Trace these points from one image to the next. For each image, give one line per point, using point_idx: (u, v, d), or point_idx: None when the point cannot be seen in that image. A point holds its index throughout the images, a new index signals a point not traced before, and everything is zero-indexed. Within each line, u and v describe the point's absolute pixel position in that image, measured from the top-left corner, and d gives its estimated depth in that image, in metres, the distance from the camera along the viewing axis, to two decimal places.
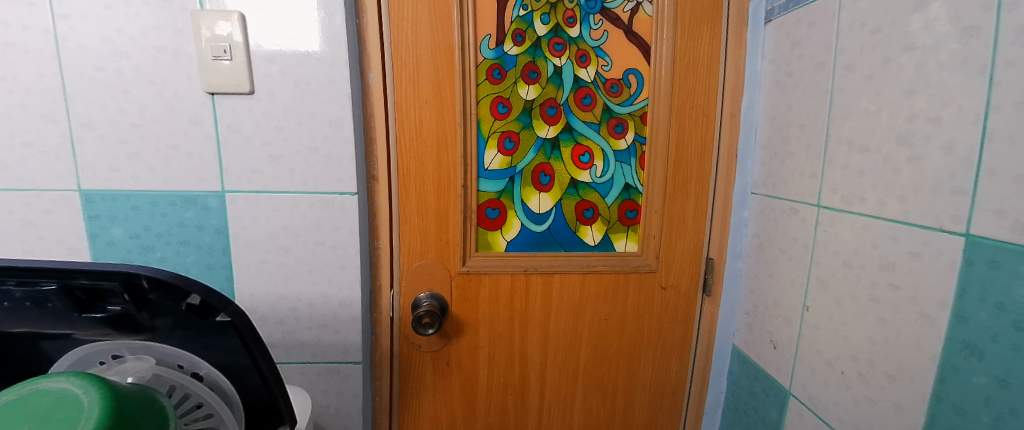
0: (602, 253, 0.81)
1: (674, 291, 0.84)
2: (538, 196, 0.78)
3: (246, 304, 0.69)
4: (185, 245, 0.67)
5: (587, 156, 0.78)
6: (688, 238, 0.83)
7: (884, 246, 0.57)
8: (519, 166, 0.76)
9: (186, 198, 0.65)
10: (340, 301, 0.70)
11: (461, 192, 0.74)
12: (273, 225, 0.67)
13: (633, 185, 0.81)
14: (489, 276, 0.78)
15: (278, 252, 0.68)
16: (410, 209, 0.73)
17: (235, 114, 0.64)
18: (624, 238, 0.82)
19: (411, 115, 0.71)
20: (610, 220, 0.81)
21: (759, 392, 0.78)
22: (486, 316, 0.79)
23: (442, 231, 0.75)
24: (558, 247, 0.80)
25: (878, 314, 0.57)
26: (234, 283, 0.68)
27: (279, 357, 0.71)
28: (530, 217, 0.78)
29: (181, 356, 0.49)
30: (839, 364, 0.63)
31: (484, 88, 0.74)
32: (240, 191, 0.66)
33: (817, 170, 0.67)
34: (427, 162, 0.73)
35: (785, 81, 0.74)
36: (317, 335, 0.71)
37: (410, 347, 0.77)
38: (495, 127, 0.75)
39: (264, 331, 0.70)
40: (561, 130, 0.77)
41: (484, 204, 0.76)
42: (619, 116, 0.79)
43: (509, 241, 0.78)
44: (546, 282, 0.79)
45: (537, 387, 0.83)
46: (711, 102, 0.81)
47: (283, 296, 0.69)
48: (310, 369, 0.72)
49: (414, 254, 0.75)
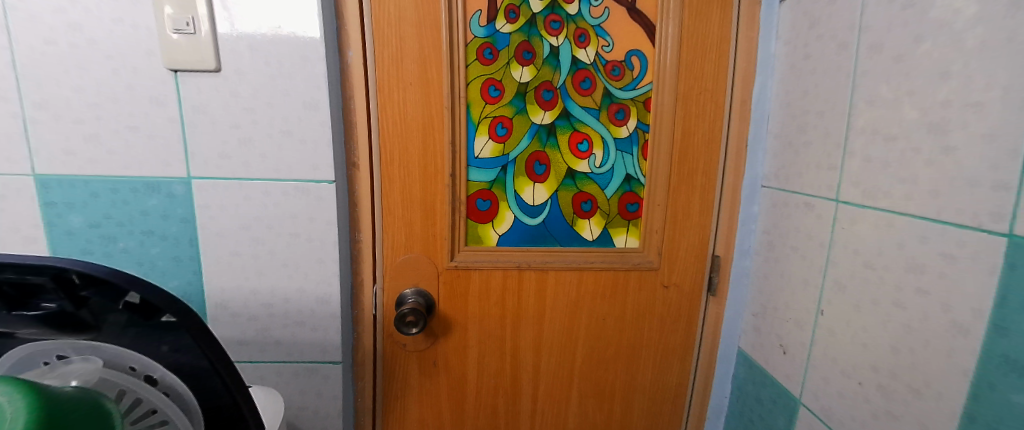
0: (601, 249, 0.75)
1: (677, 289, 0.79)
2: (532, 188, 0.72)
3: (215, 300, 0.64)
4: (149, 236, 0.62)
5: (585, 144, 0.73)
6: (693, 234, 0.78)
7: (912, 246, 0.51)
8: (512, 154, 0.71)
9: (149, 185, 0.60)
10: (318, 297, 0.65)
11: (449, 181, 0.68)
12: (245, 215, 0.62)
13: (635, 176, 0.75)
14: (479, 272, 0.72)
15: (250, 244, 0.63)
16: (393, 200, 0.68)
17: (201, 93, 0.59)
18: (625, 233, 0.76)
19: (395, 98, 0.66)
20: (609, 214, 0.75)
21: (765, 399, 0.73)
22: (475, 315, 0.73)
23: (429, 223, 0.70)
24: (553, 243, 0.74)
25: (903, 320, 0.52)
26: (204, 276, 0.63)
27: (253, 356, 0.66)
28: (524, 210, 0.73)
29: (133, 358, 0.42)
30: (857, 374, 0.57)
31: (475, 69, 0.68)
32: (208, 178, 0.61)
33: (837, 162, 0.62)
34: (412, 149, 0.67)
35: (802, 65, 0.69)
36: (293, 334, 0.66)
37: (395, 346, 0.72)
38: (486, 112, 0.69)
39: (236, 328, 0.65)
40: (558, 116, 0.71)
41: (473, 195, 0.71)
42: (620, 102, 0.73)
43: (501, 235, 0.73)
44: (541, 279, 0.74)
45: (530, 390, 0.78)
46: (720, 87, 0.75)
47: (255, 292, 0.64)
48: (286, 369, 0.67)
49: (398, 248, 0.70)
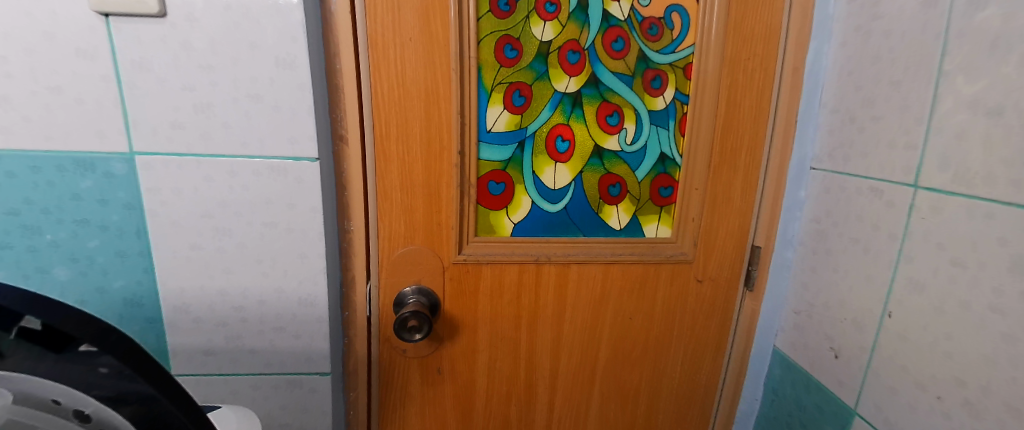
0: (629, 239, 0.66)
1: (712, 284, 0.70)
2: (553, 168, 0.61)
3: (174, 303, 0.52)
4: (84, 225, 0.49)
5: (615, 117, 0.62)
6: (732, 222, 0.69)
7: (1019, 242, 0.43)
8: (531, 128, 0.60)
9: (80, 162, 0.47)
10: (300, 299, 0.54)
11: (456, 161, 0.57)
12: (205, 200, 0.50)
13: (670, 155, 0.65)
14: (492, 267, 0.62)
15: (213, 235, 0.51)
16: (390, 182, 0.56)
17: (143, 44, 0.45)
18: (656, 221, 0.67)
19: (391, 56, 0.53)
20: (639, 199, 0.65)
21: (809, 406, 0.66)
22: (486, 315, 0.64)
23: (432, 209, 0.58)
24: (576, 232, 0.64)
25: (1001, 328, 0.44)
26: (157, 275, 0.51)
27: (222, 368, 0.55)
28: (543, 194, 0.62)
29: (33, 388, 0.25)
30: (936, 387, 0.50)
31: (488, 23, 0.56)
32: (157, 154, 0.48)
33: (918, 141, 0.52)
34: (413, 120, 0.55)
35: (871, 26, 0.58)
36: (271, 341, 0.55)
37: (393, 353, 0.62)
38: (501, 77, 0.57)
39: (201, 335, 0.54)
40: (585, 83, 0.60)
41: (485, 176, 0.60)
42: (657, 67, 0.62)
43: (516, 224, 0.62)
44: (561, 274, 0.64)
45: (546, 397, 0.69)
46: (770, 52, 0.65)
47: (222, 293, 0.53)
48: (264, 382, 0.57)
49: (396, 239, 0.59)
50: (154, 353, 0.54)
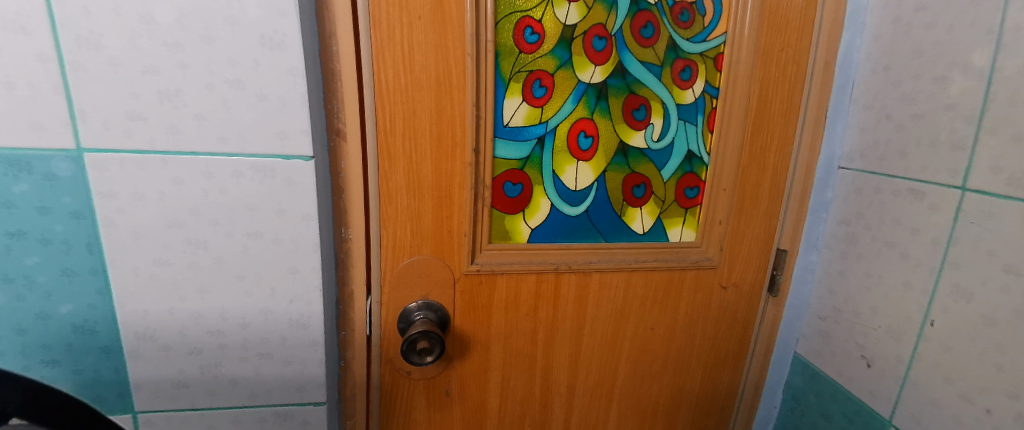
0: (653, 244, 0.61)
1: (735, 290, 0.66)
2: (575, 167, 0.55)
3: (136, 330, 0.44)
4: (19, 239, 0.40)
5: (642, 111, 0.56)
6: (759, 224, 0.65)
7: None
8: (552, 122, 0.53)
9: (11, 161, 0.38)
10: (290, 320, 0.47)
11: (471, 159, 0.50)
12: (172, 207, 0.41)
13: (697, 153, 0.60)
14: (507, 277, 0.56)
15: (183, 249, 0.42)
16: (396, 183, 0.49)
17: (90, 15, 0.36)
18: (681, 224, 0.62)
19: (397, 38, 0.45)
20: (664, 201, 0.60)
21: (836, 416, 0.63)
22: (500, 330, 0.58)
23: (443, 214, 0.52)
24: (597, 238, 0.59)
25: None
26: (114, 297, 0.43)
27: (197, 402, 0.47)
28: (564, 196, 0.56)
29: None
30: (984, 400, 0.47)
31: (507, 2, 0.49)
32: (111, 151, 0.39)
33: (967, 140, 0.49)
34: (422, 113, 0.48)
35: (912, 18, 0.54)
36: (256, 369, 0.48)
37: (396, 374, 0.56)
38: (520, 65, 0.51)
39: (170, 365, 0.46)
40: (611, 73, 0.54)
41: (501, 176, 0.53)
42: (687, 57, 0.57)
43: (534, 229, 0.56)
44: (582, 283, 0.59)
45: (562, 415, 0.64)
46: (803, 44, 0.60)
47: (196, 316, 0.45)
48: (248, 416, 0.49)
49: (402, 249, 0.52)
50: (113, 388, 0.45)
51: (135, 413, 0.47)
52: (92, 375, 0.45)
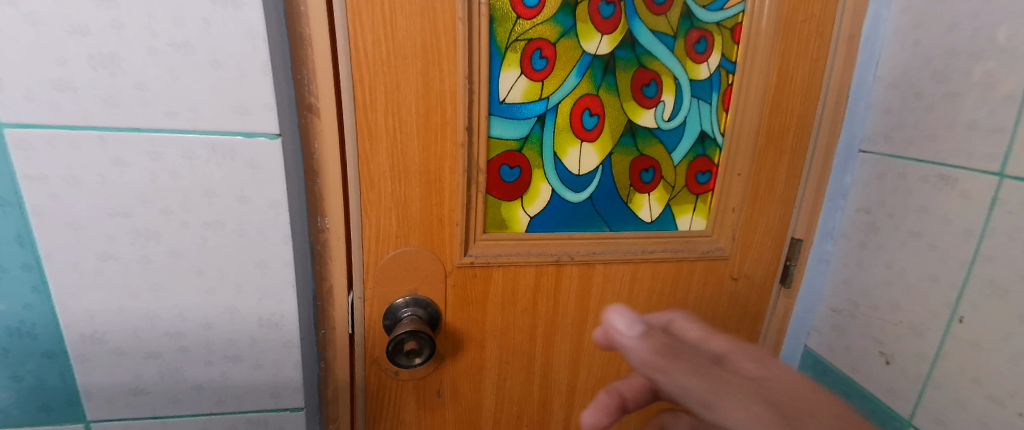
0: (661, 233, 0.56)
1: (746, 282, 0.62)
2: (578, 149, 0.50)
3: (81, 333, 0.38)
4: None
5: (652, 87, 0.51)
6: (773, 212, 0.60)
7: None
8: (553, 98, 0.48)
9: None
10: (260, 320, 0.42)
11: (463, 139, 0.44)
12: (116, 193, 0.35)
13: (710, 134, 0.55)
14: (504, 270, 0.51)
15: (131, 241, 0.37)
16: (378, 167, 0.43)
17: None
18: (690, 212, 0.58)
19: None
20: (673, 186, 0.56)
21: None
22: (496, 327, 0.53)
23: (432, 201, 0.46)
24: (602, 226, 0.54)
25: None
26: (53, 295, 0.37)
27: (158, 410, 0.43)
28: (567, 181, 0.51)
29: None
30: (1016, 404, 0.44)
31: None
32: (37, 127, 0.33)
33: (1007, 122, 0.44)
34: (406, 87, 0.42)
35: None
36: (223, 373, 0.43)
37: (382, 375, 0.51)
38: (518, 32, 0.45)
39: (124, 371, 0.40)
40: (619, 43, 0.49)
41: (497, 159, 0.48)
42: (702, 27, 0.51)
43: (533, 217, 0.51)
44: (585, 276, 0.54)
45: (562, 414, 0.60)
46: (828, 14, 0.55)
47: (151, 316, 0.39)
48: (217, 423, 0.44)
49: (387, 239, 0.46)
50: (59, 396, 0.40)
51: (87, 423, 0.41)
52: (34, 382, 0.39)
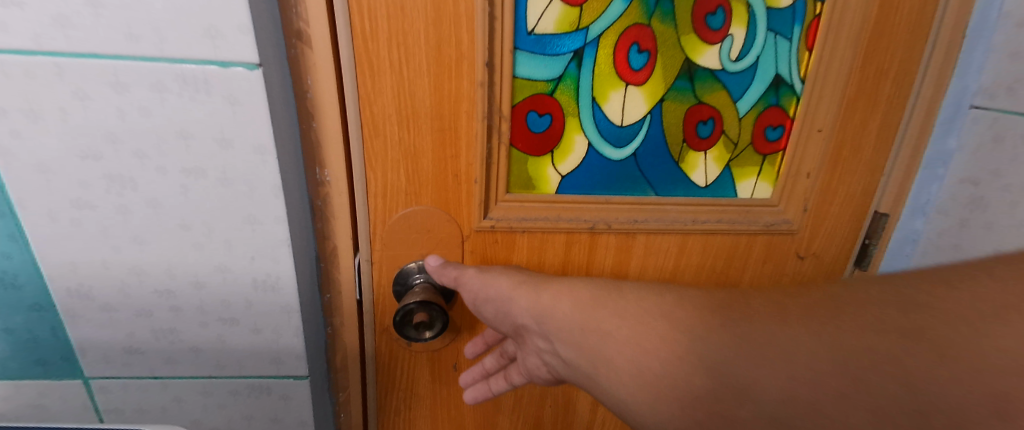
0: (716, 201, 0.47)
1: (815, 261, 0.53)
2: (621, 94, 0.42)
3: (67, 287, 0.36)
4: None
5: (718, 17, 0.41)
6: (857, 180, 0.49)
7: None
8: (594, 29, 0.39)
9: None
10: (255, 280, 0.38)
11: (481, 77, 0.37)
12: (82, 132, 0.31)
13: (787, 79, 0.45)
14: (529, 236, 0.44)
15: (106, 188, 0.33)
16: (379, 112, 0.37)
17: None
18: (754, 176, 0.48)
19: None
20: (735, 144, 0.46)
21: None
22: None
23: (444, 153, 0.40)
24: (646, 190, 0.46)
25: None
26: (32, 246, 0.34)
27: (156, 371, 0.40)
28: (607, 134, 0.43)
29: None
30: None
31: None
32: None
33: None
34: (412, 11, 0.35)
35: None
36: (220, 336, 0.39)
37: (397, 344, 0.46)
38: None
39: (117, 330, 0.38)
40: None
41: (524, 104, 0.40)
42: None
43: (565, 176, 0.44)
44: (622, 247, 0.47)
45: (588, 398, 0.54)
46: None
47: (138, 272, 0.36)
48: (217, 388, 0.42)
49: (395, 197, 0.41)
50: (55, 351, 0.38)
51: (86, 380, 0.40)
52: (27, 336, 0.37)
